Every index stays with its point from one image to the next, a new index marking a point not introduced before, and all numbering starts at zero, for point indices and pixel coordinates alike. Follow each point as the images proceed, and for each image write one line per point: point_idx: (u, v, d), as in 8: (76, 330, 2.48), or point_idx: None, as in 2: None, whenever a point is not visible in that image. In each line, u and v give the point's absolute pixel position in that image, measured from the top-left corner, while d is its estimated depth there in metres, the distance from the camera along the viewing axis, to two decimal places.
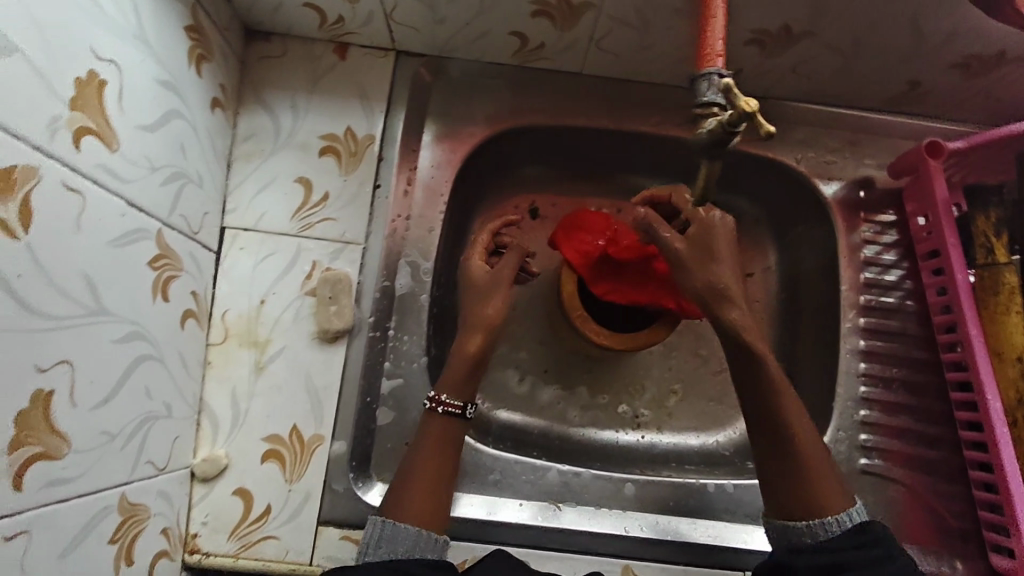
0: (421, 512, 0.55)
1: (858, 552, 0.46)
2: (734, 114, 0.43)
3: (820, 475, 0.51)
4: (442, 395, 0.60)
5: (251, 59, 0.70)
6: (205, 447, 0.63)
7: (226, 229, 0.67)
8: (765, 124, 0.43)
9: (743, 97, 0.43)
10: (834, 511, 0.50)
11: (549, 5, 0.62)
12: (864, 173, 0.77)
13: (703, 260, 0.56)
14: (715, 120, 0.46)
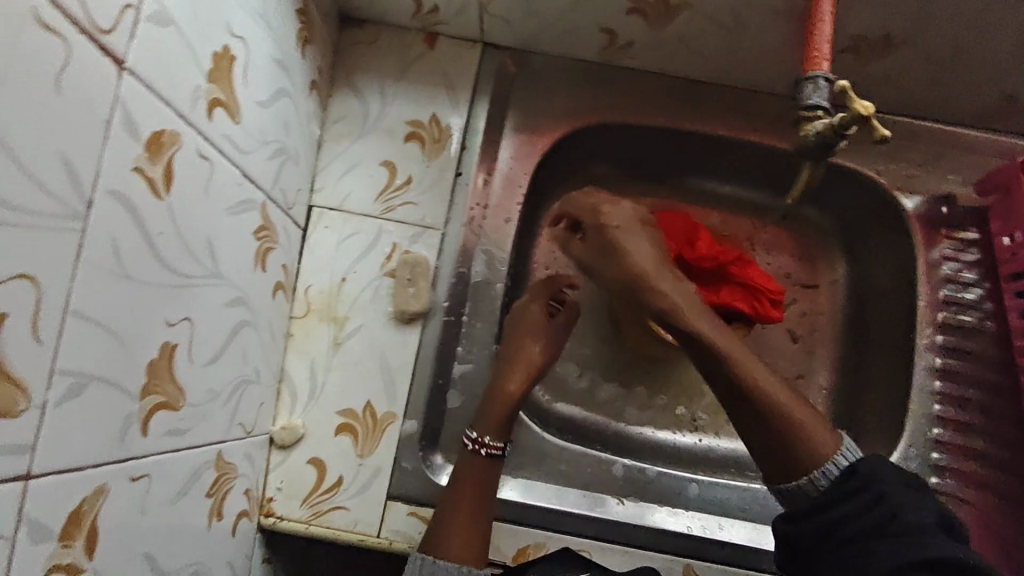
0: (462, 547, 0.58)
1: (851, 503, 0.49)
2: (848, 117, 0.44)
3: (805, 428, 0.52)
4: (485, 436, 0.63)
5: (344, 44, 0.72)
6: (283, 415, 0.65)
7: (313, 207, 0.69)
8: (879, 128, 0.44)
9: (859, 101, 0.43)
10: (825, 460, 0.51)
11: (646, 3, 0.63)
12: (948, 189, 0.75)
13: (609, 257, 0.59)
14: (824, 123, 0.47)
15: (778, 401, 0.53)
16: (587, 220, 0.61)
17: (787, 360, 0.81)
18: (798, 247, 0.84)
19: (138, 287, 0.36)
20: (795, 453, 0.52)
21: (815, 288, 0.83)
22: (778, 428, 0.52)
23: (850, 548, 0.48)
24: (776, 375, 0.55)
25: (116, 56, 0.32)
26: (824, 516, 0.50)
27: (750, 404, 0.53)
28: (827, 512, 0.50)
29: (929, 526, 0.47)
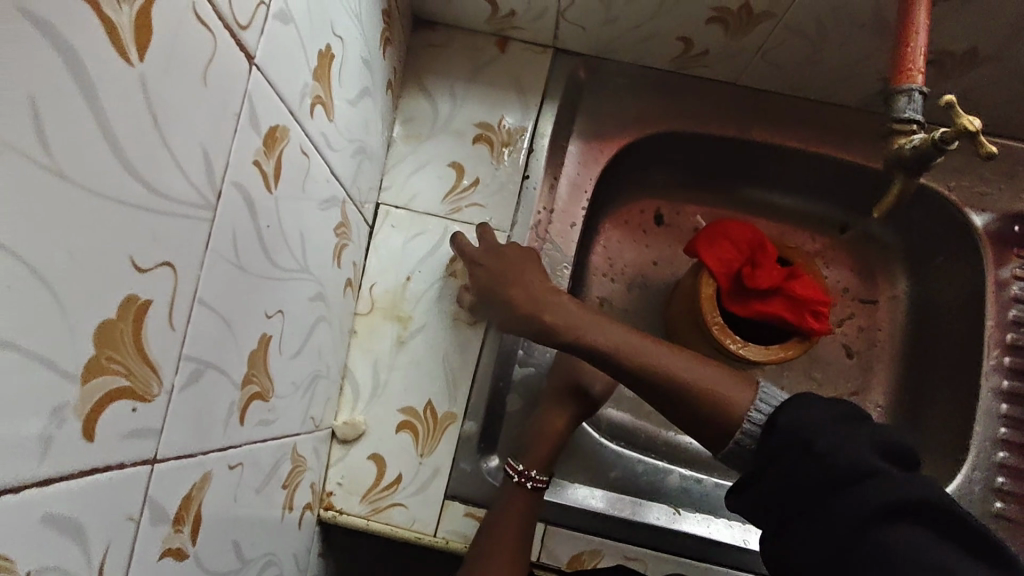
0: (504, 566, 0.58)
1: (778, 457, 0.46)
2: (951, 131, 0.44)
3: (713, 387, 0.51)
4: (533, 470, 0.63)
5: (416, 46, 0.73)
6: (345, 411, 0.65)
7: (380, 206, 0.70)
8: (985, 145, 0.44)
9: (965, 116, 0.43)
10: (744, 411, 0.49)
11: (729, 12, 0.63)
12: (1019, 208, 0.74)
13: (505, 289, 0.61)
14: (924, 136, 0.47)
15: (675, 366, 0.52)
16: (465, 252, 0.65)
17: (842, 374, 0.81)
18: (856, 261, 0.84)
19: (249, 278, 0.36)
20: (718, 412, 0.50)
21: (874, 304, 0.83)
22: (692, 397, 0.51)
23: (803, 508, 0.45)
24: (670, 348, 0.54)
25: (247, 51, 0.32)
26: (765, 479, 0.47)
27: (654, 384, 0.53)
28: (761, 471, 0.47)
29: (872, 463, 0.43)
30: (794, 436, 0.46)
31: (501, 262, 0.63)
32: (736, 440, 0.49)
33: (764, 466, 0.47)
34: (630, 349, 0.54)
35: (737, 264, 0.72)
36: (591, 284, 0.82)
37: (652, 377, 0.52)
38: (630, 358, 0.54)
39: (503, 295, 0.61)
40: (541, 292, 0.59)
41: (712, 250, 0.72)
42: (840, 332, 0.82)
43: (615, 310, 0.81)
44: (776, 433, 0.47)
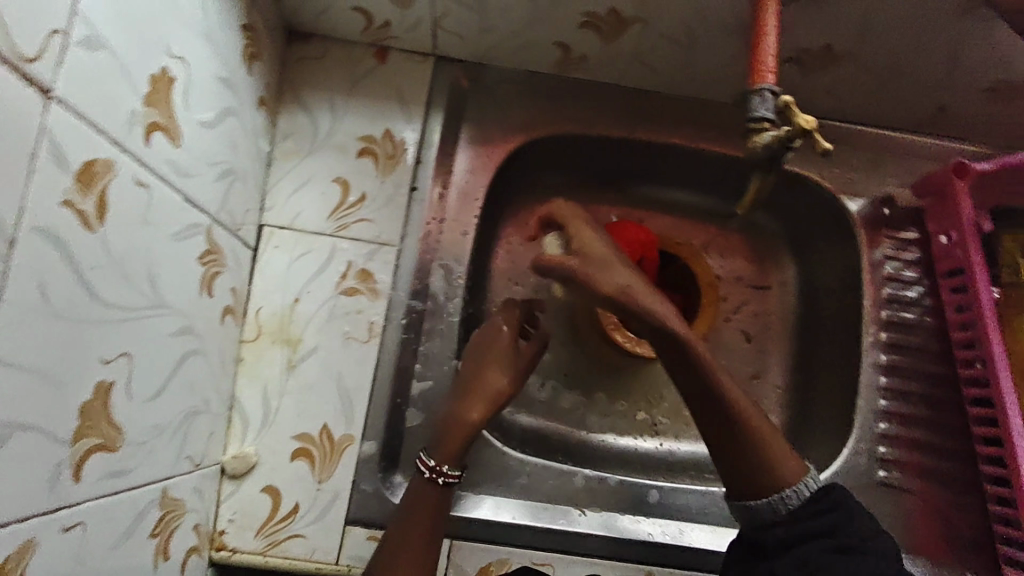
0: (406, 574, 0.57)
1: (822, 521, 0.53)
2: (792, 129, 0.47)
3: (774, 445, 0.56)
4: (443, 466, 0.61)
5: (290, 59, 0.70)
6: (234, 444, 0.63)
7: (263, 227, 0.67)
8: (820, 142, 0.46)
9: (802, 116, 0.46)
10: (797, 478, 0.55)
11: (599, 18, 0.63)
12: (886, 191, 0.78)
13: (611, 271, 0.57)
14: (768, 134, 0.48)
15: (761, 428, 0.57)
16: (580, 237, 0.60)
17: (741, 359, 0.84)
18: (748, 249, 0.87)
19: (68, 326, 0.34)
20: (769, 470, 0.56)
21: (767, 289, 0.86)
22: (751, 454, 0.56)
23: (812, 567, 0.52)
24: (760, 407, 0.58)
25: (40, 85, 0.30)
26: (790, 532, 0.53)
27: (727, 430, 0.57)
28: (793, 528, 0.53)
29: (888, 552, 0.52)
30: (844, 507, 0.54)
31: (610, 246, 0.60)
32: (778, 497, 0.55)
33: (799, 526, 0.53)
34: (707, 390, 0.57)
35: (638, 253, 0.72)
36: (494, 290, 0.81)
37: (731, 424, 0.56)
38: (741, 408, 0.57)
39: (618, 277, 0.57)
40: (644, 289, 0.57)
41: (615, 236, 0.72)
42: (736, 320, 0.85)
43: None
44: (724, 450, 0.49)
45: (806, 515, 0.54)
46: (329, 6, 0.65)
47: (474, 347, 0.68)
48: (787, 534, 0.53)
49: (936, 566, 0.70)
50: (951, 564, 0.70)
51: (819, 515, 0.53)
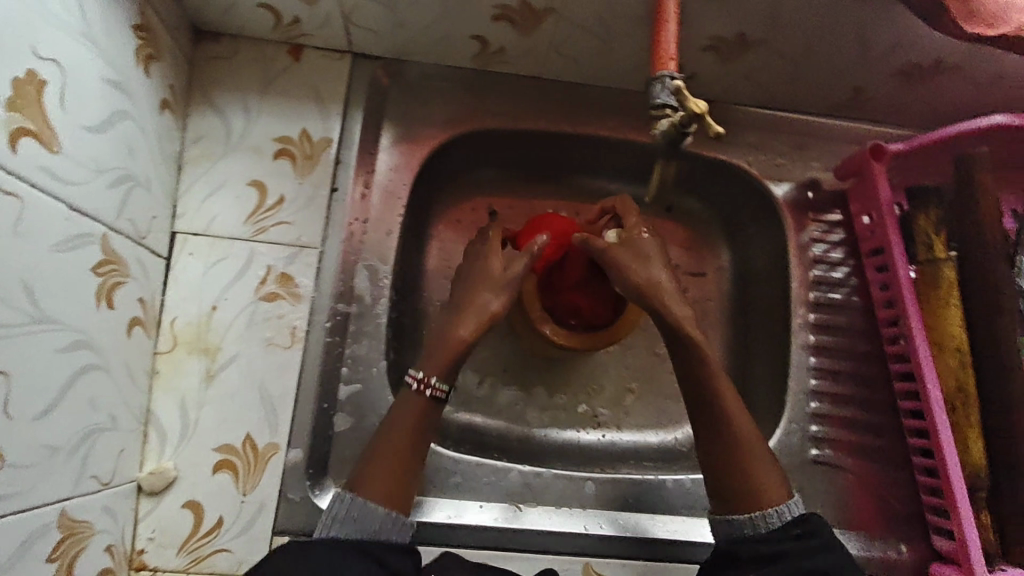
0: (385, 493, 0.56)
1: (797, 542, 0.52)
2: (685, 115, 0.47)
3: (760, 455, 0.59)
4: (431, 377, 0.60)
5: (200, 60, 0.68)
6: (151, 460, 0.61)
7: (176, 234, 0.65)
8: (712, 125, 0.47)
9: (693, 99, 0.47)
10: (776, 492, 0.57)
11: (511, 9, 0.62)
12: (811, 175, 0.79)
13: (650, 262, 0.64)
14: (666, 121, 0.47)
15: (756, 450, 0.59)
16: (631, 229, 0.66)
17: None
18: (684, 237, 0.87)
19: None
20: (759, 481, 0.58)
21: (704, 275, 0.86)
22: (745, 468, 0.58)
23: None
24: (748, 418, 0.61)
25: None
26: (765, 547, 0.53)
27: (731, 447, 0.59)
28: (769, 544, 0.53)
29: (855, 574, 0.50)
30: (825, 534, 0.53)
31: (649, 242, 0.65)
32: (761, 515, 0.56)
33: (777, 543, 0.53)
34: (700, 389, 0.61)
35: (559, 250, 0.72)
36: (427, 289, 0.80)
37: (734, 439, 0.59)
38: (742, 423, 0.60)
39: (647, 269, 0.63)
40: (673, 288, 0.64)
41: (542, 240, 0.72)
42: None
43: None
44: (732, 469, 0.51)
45: (786, 534, 0.54)
46: (233, 3, 0.63)
47: (472, 265, 0.67)
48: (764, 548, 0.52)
49: (871, 540, 0.71)
50: (884, 536, 0.72)
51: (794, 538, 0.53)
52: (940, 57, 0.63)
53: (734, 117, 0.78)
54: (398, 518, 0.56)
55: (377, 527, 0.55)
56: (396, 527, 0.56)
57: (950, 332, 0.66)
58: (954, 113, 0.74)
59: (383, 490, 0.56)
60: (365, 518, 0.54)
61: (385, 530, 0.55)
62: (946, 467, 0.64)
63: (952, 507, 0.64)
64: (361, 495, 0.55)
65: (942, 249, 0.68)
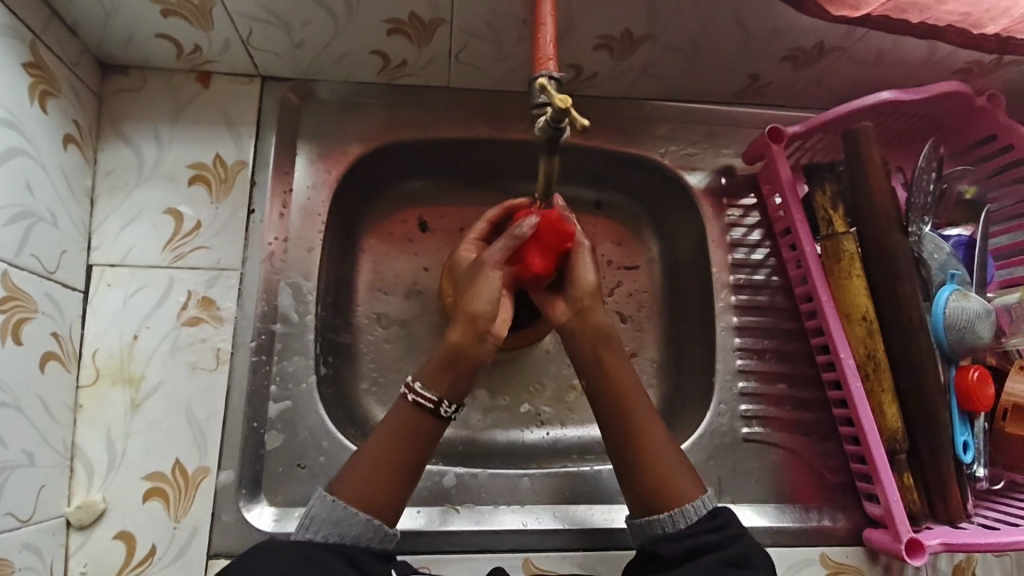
0: (364, 494, 0.55)
1: (713, 534, 0.54)
2: (555, 110, 0.48)
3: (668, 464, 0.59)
4: (417, 383, 0.60)
5: (107, 93, 0.69)
6: (80, 493, 0.61)
7: (92, 266, 0.65)
8: (579, 119, 0.48)
9: (560, 95, 0.48)
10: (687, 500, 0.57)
11: (403, 23, 0.64)
12: (724, 162, 0.81)
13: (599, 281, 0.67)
14: (543, 118, 0.50)
15: (665, 467, 0.59)
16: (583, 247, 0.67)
17: (618, 339, 0.84)
18: (614, 232, 0.88)
19: None
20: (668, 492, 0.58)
21: (636, 269, 0.87)
22: (657, 487, 0.58)
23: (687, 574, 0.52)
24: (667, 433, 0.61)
25: None
26: (688, 544, 0.53)
27: (645, 467, 0.59)
28: (690, 540, 0.54)
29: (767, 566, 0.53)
30: (736, 526, 0.55)
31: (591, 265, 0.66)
32: (678, 510, 0.56)
33: (697, 539, 0.54)
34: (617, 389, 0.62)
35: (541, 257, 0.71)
36: (361, 303, 0.80)
37: (646, 461, 0.59)
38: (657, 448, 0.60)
39: (592, 275, 0.65)
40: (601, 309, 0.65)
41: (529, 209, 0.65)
42: (611, 301, 0.85)
43: (391, 323, 0.80)
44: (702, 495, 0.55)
45: (703, 528, 0.55)
46: (132, 35, 0.64)
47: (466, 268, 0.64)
48: (686, 546, 0.53)
49: (807, 511, 0.73)
50: (821, 507, 0.73)
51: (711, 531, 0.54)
52: (821, 40, 0.67)
53: (643, 112, 0.80)
54: (380, 527, 0.55)
55: (357, 535, 0.54)
56: (378, 537, 0.55)
57: (856, 302, 0.69)
58: (851, 91, 0.77)
59: (364, 495, 0.55)
60: (347, 524, 0.54)
61: (366, 538, 0.54)
62: (863, 433, 0.66)
63: (873, 472, 0.66)
64: (342, 497, 0.55)
65: (842, 222, 0.71)
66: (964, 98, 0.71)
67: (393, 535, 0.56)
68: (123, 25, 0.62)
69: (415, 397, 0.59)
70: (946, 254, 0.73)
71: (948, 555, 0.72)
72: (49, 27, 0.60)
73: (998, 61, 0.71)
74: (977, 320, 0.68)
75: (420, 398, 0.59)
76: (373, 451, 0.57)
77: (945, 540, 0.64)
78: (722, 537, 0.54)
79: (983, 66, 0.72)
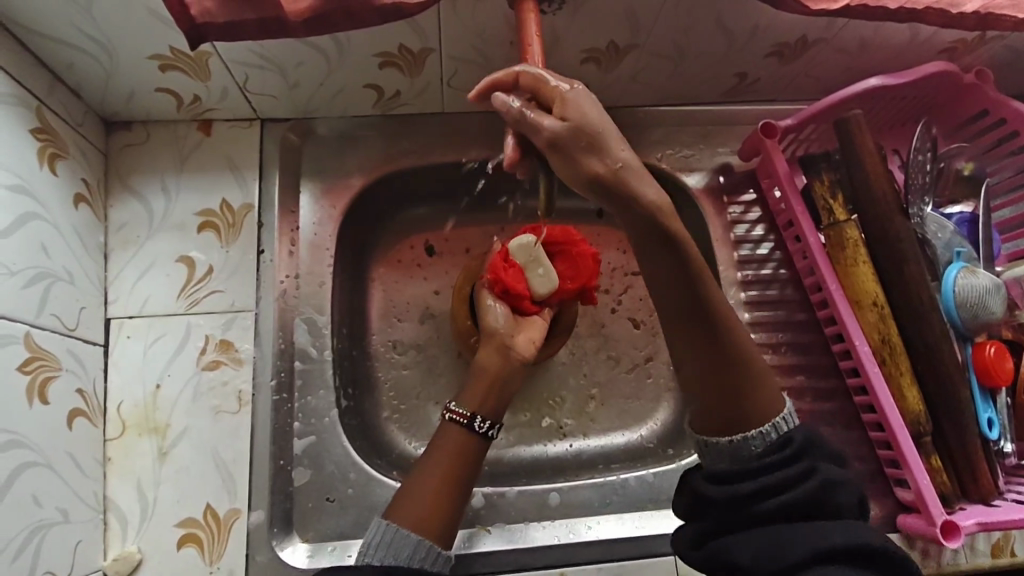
0: (417, 516, 0.55)
1: (778, 471, 0.48)
2: None
3: (761, 385, 0.52)
4: (450, 403, 0.62)
5: (113, 149, 0.70)
6: (115, 546, 0.61)
7: (110, 320, 0.66)
8: None
9: None
10: (769, 417, 0.51)
11: (393, 56, 0.66)
12: (721, 160, 0.82)
13: (596, 146, 0.47)
14: None
15: (761, 386, 0.52)
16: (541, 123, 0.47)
17: (632, 345, 0.85)
18: (619, 239, 0.88)
19: None
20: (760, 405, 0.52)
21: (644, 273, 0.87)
22: (745, 419, 0.51)
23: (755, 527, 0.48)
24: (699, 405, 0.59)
25: None
26: (748, 488, 0.48)
27: (746, 391, 0.52)
28: (753, 481, 0.48)
29: (852, 505, 0.48)
30: (811, 455, 0.49)
31: (586, 111, 0.47)
32: (744, 437, 0.51)
33: (761, 479, 0.48)
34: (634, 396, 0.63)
35: (566, 242, 0.72)
36: (375, 332, 0.81)
37: (743, 387, 0.52)
38: (754, 360, 0.52)
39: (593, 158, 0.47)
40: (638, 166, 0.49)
41: (501, 253, 0.72)
42: (622, 309, 0.86)
43: (407, 349, 0.81)
44: (792, 446, 0.50)
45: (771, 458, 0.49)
46: (133, 91, 0.66)
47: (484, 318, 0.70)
48: (749, 484, 0.48)
49: None
50: None
51: (779, 464, 0.49)
52: (803, 34, 0.68)
53: (637, 119, 0.81)
54: (430, 547, 0.54)
55: (412, 556, 0.54)
56: (429, 558, 0.54)
57: (865, 289, 0.69)
58: (839, 80, 0.78)
59: (415, 519, 0.55)
60: (398, 547, 0.53)
61: (418, 559, 0.54)
62: (886, 420, 0.66)
63: (900, 459, 0.65)
64: (393, 521, 0.54)
65: (842, 210, 0.72)
66: (952, 76, 0.72)
67: (444, 558, 0.55)
68: (123, 82, 0.64)
69: (449, 415, 0.62)
70: (951, 232, 0.73)
71: (985, 535, 0.72)
72: (53, 91, 0.61)
73: (981, 37, 0.72)
74: (988, 295, 0.69)
75: (455, 415, 0.62)
76: (429, 484, 0.57)
77: (980, 520, 0.63)
78: (793, 473, 0.48)
79: (967, 44, 0.73)
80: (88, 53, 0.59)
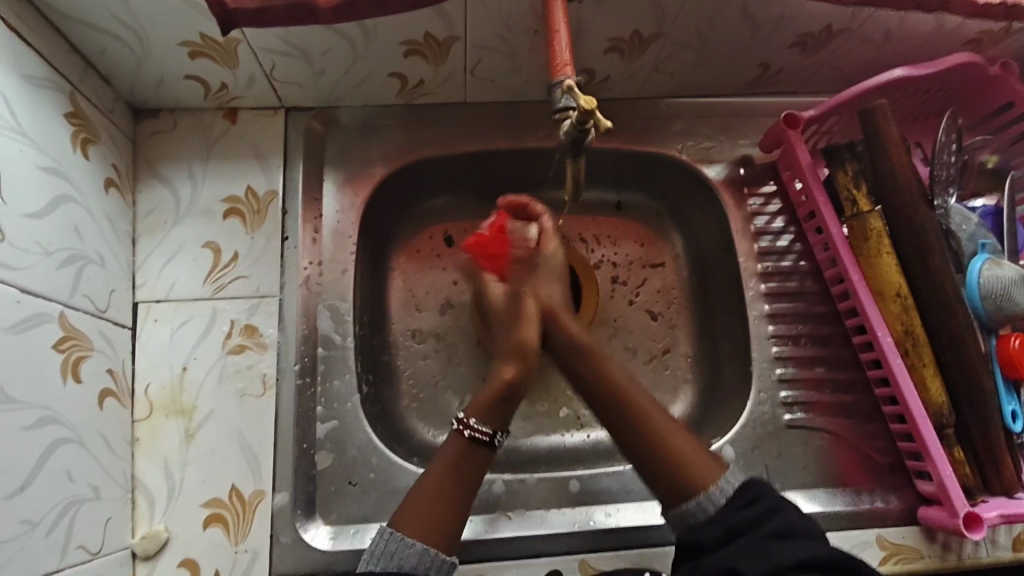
0: (423, 523, 0.54)
1: (746, 510, 0.52)
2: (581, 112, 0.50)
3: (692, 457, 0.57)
4: (471, 417, 0.59)
5: (141, 136, 0.71)
6: (143, 524, 0.63)
7: (139, 303, 0.67)
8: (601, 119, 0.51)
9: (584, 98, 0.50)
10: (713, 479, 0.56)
11: (418, 44, 0.66)
12: (741, 152, 0.82)
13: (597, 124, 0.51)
14: (566, 122, 0.52)
15: (703, 465, 0.57)
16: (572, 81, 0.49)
17: (651, 337, 0.85)
18: (637, 232, 0.89)
19: None
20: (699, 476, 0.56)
21: (662, 266, 0.88)
22: (685, 481, 0.56)
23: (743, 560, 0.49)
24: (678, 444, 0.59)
25: None
26: (720, 526, 0.52)
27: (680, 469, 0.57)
28: (722, 521, 0.52)
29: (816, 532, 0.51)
30: (771, 495, 0.53)
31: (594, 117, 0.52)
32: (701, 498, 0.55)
33: (730, 520, 0.52)
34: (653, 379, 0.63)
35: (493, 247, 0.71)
36: (395, 321, 0.81)
37: (676, 461, 0.57)
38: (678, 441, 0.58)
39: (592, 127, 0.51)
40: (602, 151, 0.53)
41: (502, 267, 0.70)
42: (640, 301, 0.86)
43: (427, 337, 0.81)
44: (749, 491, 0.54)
45: (733, 506, 0.53)
46: (162, 78, 0.67)
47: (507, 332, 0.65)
48: (718, 527, 0.52)
49: (859, 494, 0.72)
50: (873, 489, 0.73)
51: (746, 504, 0.53)
52: (828, 23, 0.68)
53: (657, 110, 0.81)
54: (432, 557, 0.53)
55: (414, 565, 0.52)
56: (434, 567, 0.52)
57: (888, 279, 0.69)
58: (861, 72, 0.78)
59: (420, 526, 0.54)
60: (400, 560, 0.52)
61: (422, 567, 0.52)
62: (909, 411, 0.66)
63: (922, 450, 0.65)
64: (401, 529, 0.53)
65: (865, 201, 0.72)
66: (978, 67, 0.71)
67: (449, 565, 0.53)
68: (154, 70, 0.65)
69: (471, 433, 0.58)
70: (975, 224, 0.73)
71: (1007, 529, 0.71)
72: (85, 78, 0.63)
73: (1007, 29, 0.71)
74: (1015, 287, 0.68)
75: (477, 433, 0.58)
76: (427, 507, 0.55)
77: (1004, 512, 0.64)
78: (758, 511, 0.52)
79: (993, 35, 0.73)
80: (120, 39, 0.60)
